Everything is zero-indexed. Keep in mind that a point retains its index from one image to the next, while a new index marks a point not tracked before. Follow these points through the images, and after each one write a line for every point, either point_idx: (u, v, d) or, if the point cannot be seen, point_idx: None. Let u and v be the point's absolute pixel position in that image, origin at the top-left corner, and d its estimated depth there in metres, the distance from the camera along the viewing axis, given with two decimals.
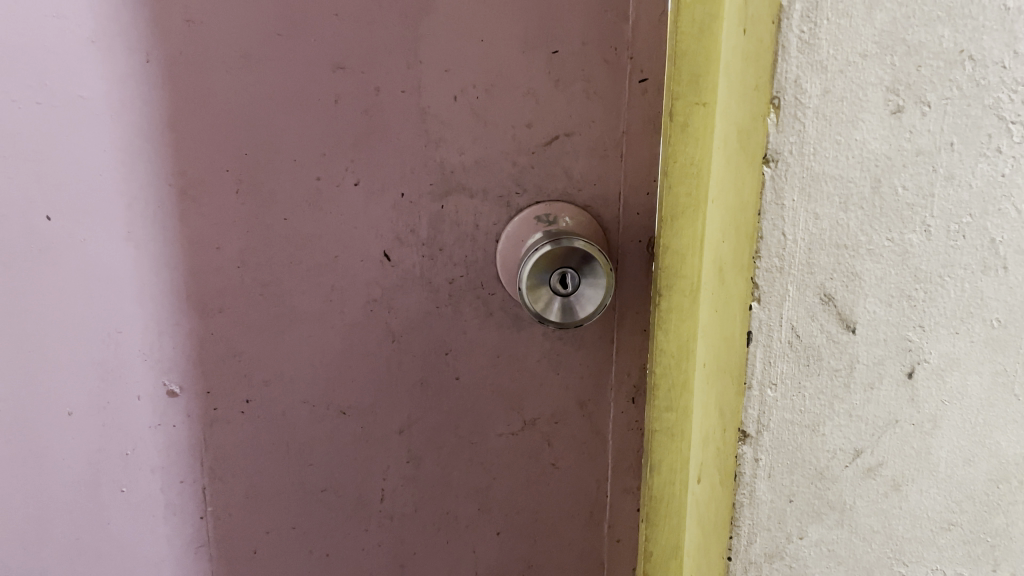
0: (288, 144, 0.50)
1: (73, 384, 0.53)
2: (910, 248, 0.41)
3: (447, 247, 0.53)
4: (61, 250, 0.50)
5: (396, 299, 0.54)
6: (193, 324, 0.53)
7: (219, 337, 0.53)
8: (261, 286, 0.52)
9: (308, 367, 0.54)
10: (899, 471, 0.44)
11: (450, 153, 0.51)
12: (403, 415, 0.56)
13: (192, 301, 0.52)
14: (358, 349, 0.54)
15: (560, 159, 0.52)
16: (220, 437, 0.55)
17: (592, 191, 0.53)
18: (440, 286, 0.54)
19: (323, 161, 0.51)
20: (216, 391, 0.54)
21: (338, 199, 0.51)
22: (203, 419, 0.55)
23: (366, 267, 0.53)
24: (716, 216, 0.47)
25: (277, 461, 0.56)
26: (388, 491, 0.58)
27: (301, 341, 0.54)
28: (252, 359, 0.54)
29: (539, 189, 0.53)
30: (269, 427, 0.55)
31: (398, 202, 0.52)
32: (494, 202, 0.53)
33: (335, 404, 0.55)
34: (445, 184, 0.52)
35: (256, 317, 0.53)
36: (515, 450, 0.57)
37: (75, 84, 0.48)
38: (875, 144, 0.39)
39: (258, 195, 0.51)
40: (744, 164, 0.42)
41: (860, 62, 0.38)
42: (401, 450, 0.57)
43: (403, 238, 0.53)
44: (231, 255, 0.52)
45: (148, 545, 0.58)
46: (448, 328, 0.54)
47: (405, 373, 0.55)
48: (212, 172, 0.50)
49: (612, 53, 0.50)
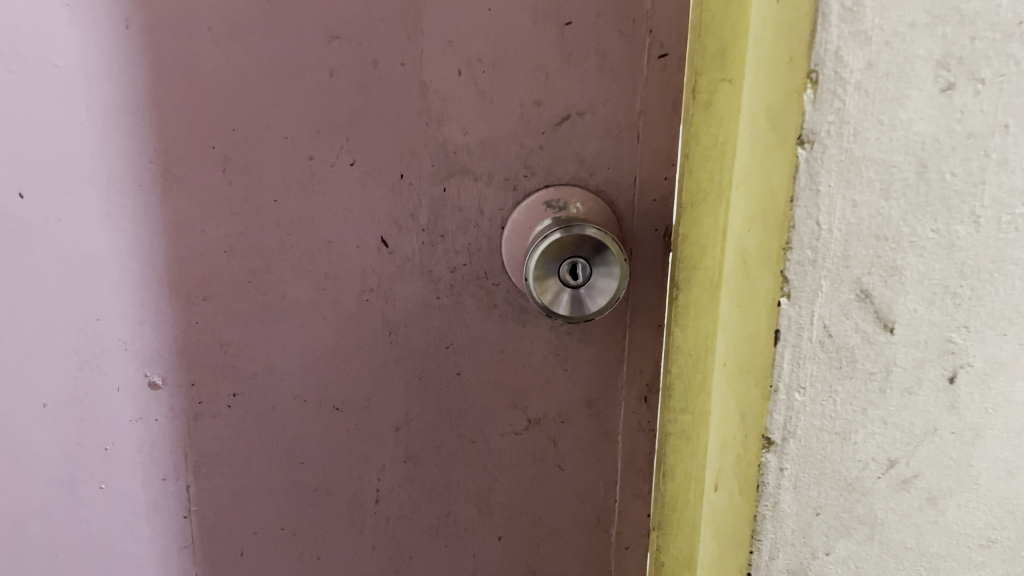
0: (278, 121, 0.46)
1: (50, 373, 0.50)
2: (956, 241, 0.37)
3: (449, 234, 0.49)
4: (35, 230, 0.47)
5: (393, 288, 0.50)
6: (176, 311, 0.49)
7: (204, 326, 0.50)
8: (249, 273, 0.49)
9: (299, 359, 0.51)
10: (935, 484, 0.41)
11: (453, 133, 0.48)
12: (400, 412, 0.53)
13: (175, 286, 0.49)
14: (353, 341, 0.51)
15: (572, 140, 0.48)
16: (206, 432, 0.52)
17: (605, 176, 0.49)
18: (441, 275, 0.50)
19: (317, 139, 0.47)
20: (201, 384, 0.51)
21: (331, 179, 0.48)
22: (187, 413, 0.51)
23: (362, 253, 0.49)
24: (741, 199, 0.43)
25: (266, 459, 0.53)
26: (383, 492, 0.54)
27: (292, 332, 0.50)
28: (240, 350, 0.50)
29: (549, 172, 0.49)
30: (256, 422, 0.52)
31: (396, 184, 0.48)
32: (500, 186, 0.49)
33: (328, 400, 0.52)
34: (447, 165, 0.48)
35: (243, 305, 0.50)
36: (519, 450, 0.54)
37: (49, 52, 0.44)
38: (922, 125, 0.35)
39: (246, 175, 0.47)
40: (775, 146, 0.38)
41: (908, 33, 0.34)
42: (397, 449, 0.53)
43: (402, 223, 0.49)
44: (217, 238, 0.48)
45: (129, 544, 0.55)
46: (449, 320, 0.51)
47: (402, 368, 0.52)
48: (197, 147, 0.47)
49: (629, 26, 0.46)
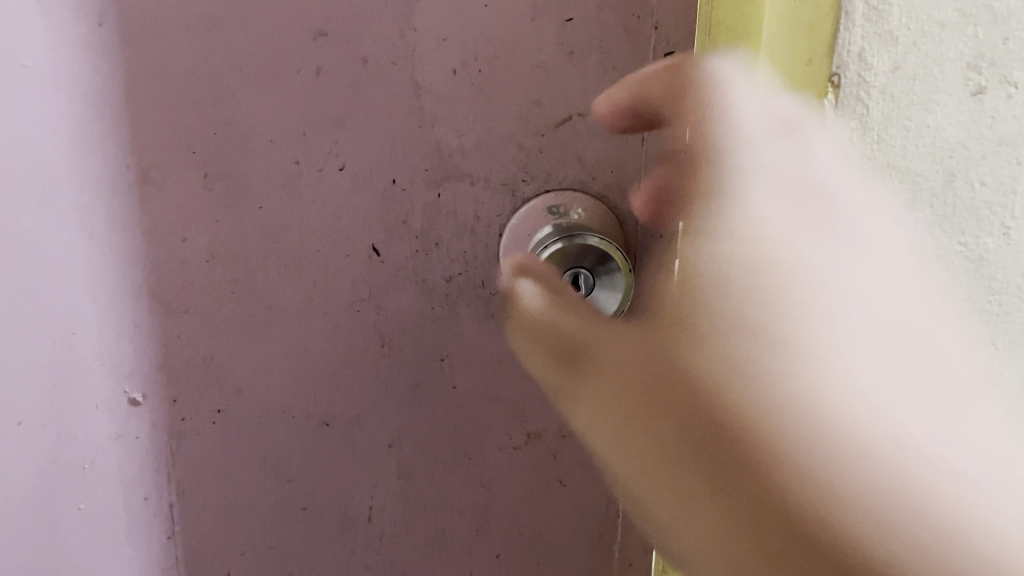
0: (263, 124, 0.44)
1: (23, 391, 0.47)
2: (985, 254, 0.35)
3: (444, 241, 0.47)
4: (6, 240, 0.44)
5: (385, 298, 0.48)
6: (157, 324, 0.47)
7: (187, 338, 0.47)
8: (232, 284, 0.47)
9: (287, 372, 0.49)
10: None
11: (447, 135, 0.45)
12: (393, 427, 0.50)
13: (155, 297, 0.46)
14: (343, 354, 0.49)
15: (573, 142, 0.46)
16: (189, 449, 0.50)
17: (608, 181, 0.47)
18: (436, 284, 0.48)
19: (303, 142, 0.44)
20: (183, 399, 0.48)
21: (319, 185, 0.45)
22: (169, 429, 0.49)
23: (352, 262, 0.47)
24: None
25: (252, 475, 0.51)
26: (376, 509, 0.52)
27: (279, 344, 0.48)
28: (225, 363, 0.48)
29: (549, 176, 0.47)
30: (242, 438, 0.50)
31: (387, 189, 0.46)
32: (498, 190, 0.47)
33: (317, 415, 0.50)
34: (442, 169, 0.46)
35: (227, 316, 0.47)
36: (517, 465, 0.51)
37: (19, 49, 0.41)
38: (950, 132, 0.33)
39: (228, 179, 0.45)
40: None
41: (938, 33, 0.32)
42: (390, 465, 0.51)
43: (394, 230, 0.47)
44: (199, 247, 0.46)
45: (111, 565, 0.52)
46: (444, 331, 0.49)
47: (395, 381, 0.49)
48: (176, 151, 0.44)
49: (634, 22, 0.43)
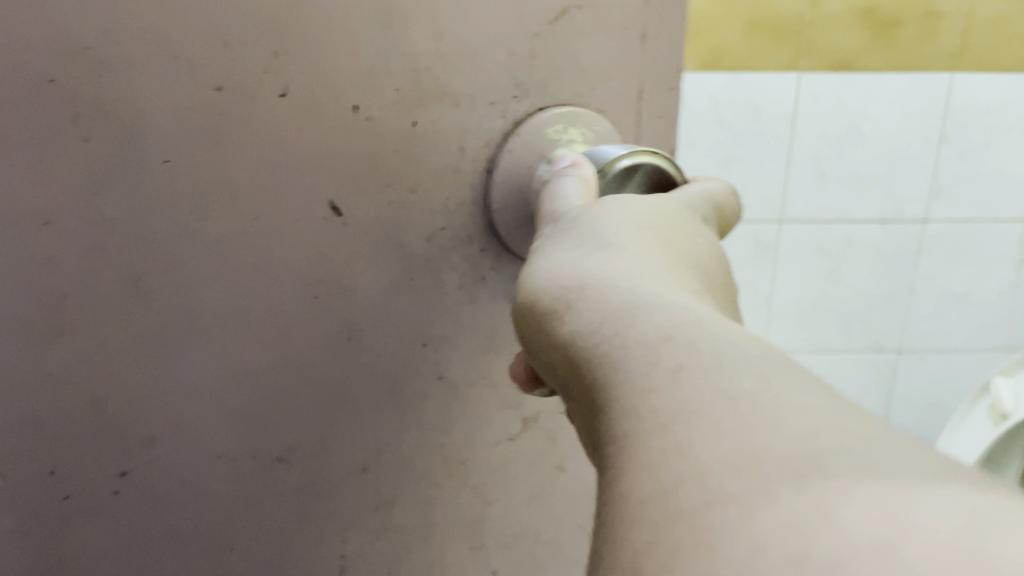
0: (157, 30, 0.29)
1: None
2: None
3: (424, 186, 0.34)
4: None
5: (349, 274, 0.34)
6: (17, 359, 0.32)
7: (62, 378, 0.32)
8: (130, 283, 0.32)
9: (217, 403, 0.35)
10: None
11: (422, 38, 0.32)
12: (368, 447, 0.38)
13: (9, 318, 0.31)
14: (300, 361, 0.35)
15: (573, 42, 0.34)
16: (82, 539, 0.35)
17: (618, 90, 0.36)
18: (414, 245, 0.35)
19: (227, 57, 0.30)
20: (65, 471, 0.34)
21: (253, 120, 0.31)
22: (47, 518, 0.34)
23: (305, 228, 0.33)
24: None
25: (181, 549, 0.37)
26: (352, 557, 0.39)
27: (204, 362, 0.34)
28: (122, 406, 0.33)
29: (546, 88, 0.35)
30: (157, 507, 0.35)
31: (350, 119, 0.32)
32: (487, 113, 0.34)
33: (266, 450, 0.36)
34: (417, 87, 0.33)
35: (124, 335, 0.32)
36: (516, 459, 0.40)
37: None
38: None
39: (117, 122, 0.30)
40: None
41: None
42: (366, 494, 0.38)
43: (359, 178, 0.33)
44: (71, 233, 0.30)
45: None
46: (426, 309, 0.36)
47: (367, 384, 0.36)
48: (29, 85, 0.28)
49: None
